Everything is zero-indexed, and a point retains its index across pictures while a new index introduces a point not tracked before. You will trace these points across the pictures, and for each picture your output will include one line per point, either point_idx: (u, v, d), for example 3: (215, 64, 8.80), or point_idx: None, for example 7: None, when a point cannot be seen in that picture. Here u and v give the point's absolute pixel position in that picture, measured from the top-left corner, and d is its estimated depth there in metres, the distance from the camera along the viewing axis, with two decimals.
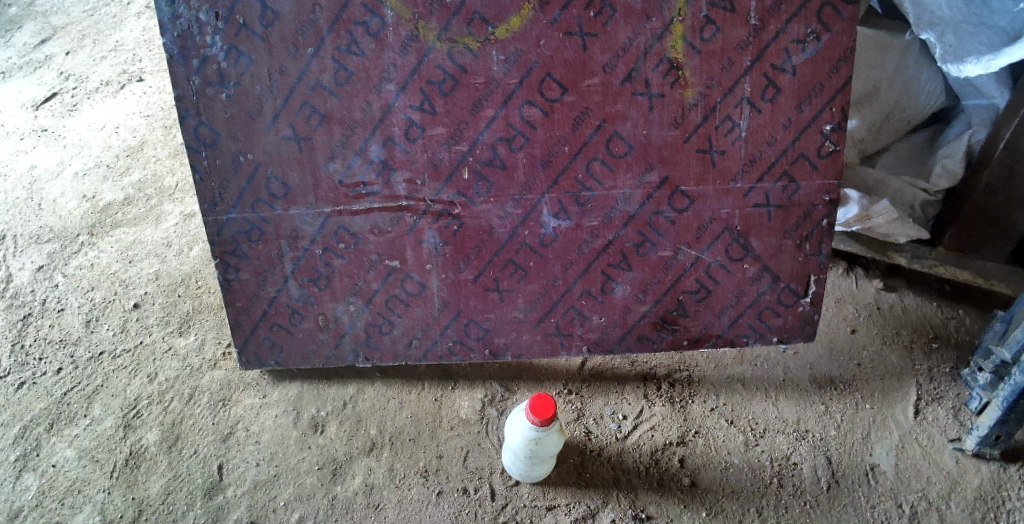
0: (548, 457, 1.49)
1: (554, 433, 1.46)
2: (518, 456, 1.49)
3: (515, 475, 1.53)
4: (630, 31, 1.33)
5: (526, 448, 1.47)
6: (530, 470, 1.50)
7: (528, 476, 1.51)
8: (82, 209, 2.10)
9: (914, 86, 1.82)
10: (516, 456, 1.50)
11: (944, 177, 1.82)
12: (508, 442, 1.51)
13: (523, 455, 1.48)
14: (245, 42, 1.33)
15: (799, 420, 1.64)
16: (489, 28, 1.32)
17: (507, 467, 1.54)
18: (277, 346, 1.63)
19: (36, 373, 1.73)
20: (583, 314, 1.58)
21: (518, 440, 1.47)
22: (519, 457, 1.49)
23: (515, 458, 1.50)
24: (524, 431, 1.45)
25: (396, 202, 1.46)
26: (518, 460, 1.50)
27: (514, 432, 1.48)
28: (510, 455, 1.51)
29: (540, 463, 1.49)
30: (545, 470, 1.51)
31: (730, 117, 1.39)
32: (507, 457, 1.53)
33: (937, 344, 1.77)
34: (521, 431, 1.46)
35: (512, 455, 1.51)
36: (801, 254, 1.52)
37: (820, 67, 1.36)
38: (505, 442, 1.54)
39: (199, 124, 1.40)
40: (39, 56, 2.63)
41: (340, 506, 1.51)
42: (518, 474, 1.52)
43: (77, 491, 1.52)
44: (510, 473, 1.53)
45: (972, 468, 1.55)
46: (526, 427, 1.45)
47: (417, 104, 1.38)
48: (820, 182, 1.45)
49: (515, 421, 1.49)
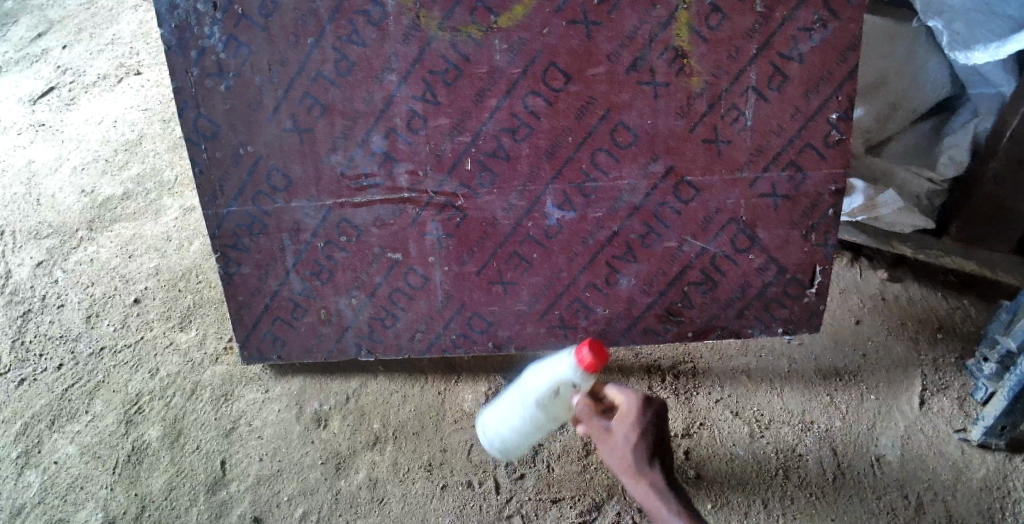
0: (547, 430, 1.35)
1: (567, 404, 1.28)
2: (513, 415, 1.35)
3: (485, 438, 1.43)
4: (637, 20, 1.31)
5: (532, 410, 1.31)
6: (511, 441, 1.39)
7: (501, 449, 1.41)
8: (80, 204, 2.08)
9: (919, 75, 1.78)
10: (510, 413, 1.36)
11: (951, 167, 1.77)
12: (510, 393, 1.37)
13: (521, 417, 1.34)
14: (244, 32, 1.32)
15: (805, 412, 1.63)
16: (493, 16, 1.31)
17: (480, 427, 1.44)
18: (280, 340, 1.62)
19: (36, 370, 1.72)
20: (588, 306, 1.57)
21: (528, 397, 1.30)
22: (513, 418, 1.35)
23: (508, 416, 1.36)
24: (544, 389, 1.27)
25: (399, 194, 1.45)
26: (506, 421, 1.37)
27: (528, 385, 1.30)
28: (502, 408, 1.38)
29: (530, 434, 1.36)
30: (528, 445, 1.40)
31: (736, 107, 1.37)
32: (495, 410, 1.40)
33: (942, 334, 1.76)
34: (540, 389, 1.28)
35: (504, 412, 1.37)
36: (808, 245, 1.51)
37: (827, 54, 1.34)
38: (519, 384, 1.35)
39: (198, 117, 1.38)
40: (36, 50, 2.61)
41: (344, 501, 1.50)
42: (488, 444, 1.43)
43: (79, 488, 1.52)
44: (483, 432, 1.43)
45: (978, 458, 1.55)
46: (550, 386, 1.26)
47: (419, 95, 1.37)
48: (828, 171, 1.44)
49: (535, 370, 1.30)
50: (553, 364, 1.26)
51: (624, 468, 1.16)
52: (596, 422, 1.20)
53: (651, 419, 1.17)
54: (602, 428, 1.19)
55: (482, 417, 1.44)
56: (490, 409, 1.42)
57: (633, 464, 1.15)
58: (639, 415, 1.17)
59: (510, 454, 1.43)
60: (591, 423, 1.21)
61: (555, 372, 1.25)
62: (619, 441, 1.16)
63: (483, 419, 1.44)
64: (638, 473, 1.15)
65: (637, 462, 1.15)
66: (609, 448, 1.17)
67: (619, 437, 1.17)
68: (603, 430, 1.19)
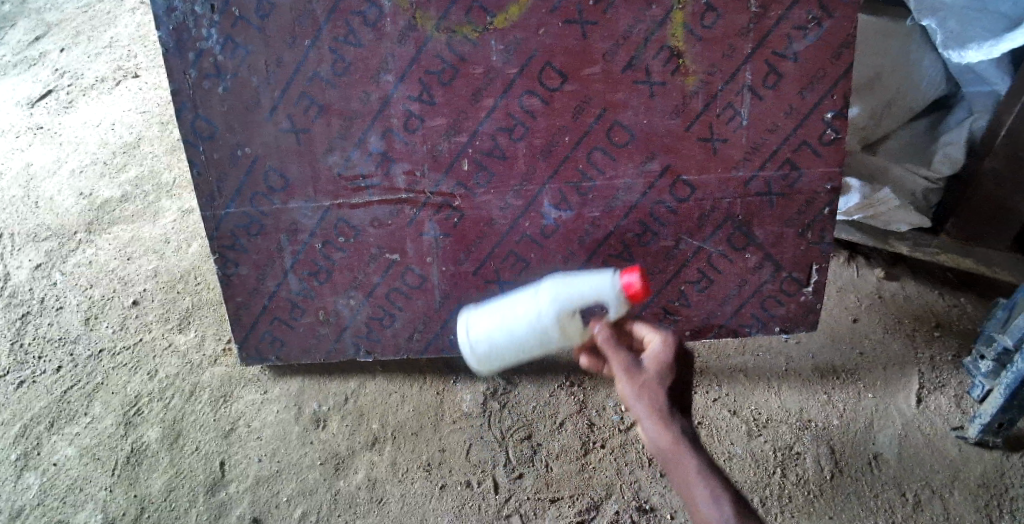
0: (546, 349, 1.24)
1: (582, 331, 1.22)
2: (519, 318, 1.24)
3: (468, 341, 1.27)
4: (632, 19, 1.32)
5: (549, 317, 1.23)
6: (499, 350, 1.25)
7: (481, 356, 1.26)
8: (79, 207, 2.08)
9: (914, 72, 1.79)
10: (517, 316, 1.25)
11: (946, 164, 1.79)
12: (518, 300, 1.29)
13: (530, 322, 1.23)
14: (242, 33, 1.32)
15: (803, 410, 1.63)
16: (489, 16, 1.31)
17: (462, 329, 1.29)
18: (278, 341, 1.62)
19: (35, 372, 1.72)
20: None
21: (553, 301, 1.25)
22: (520, 321, 1.24)
23: (512, 318, 1.25)
24: (576, 297, 1.25)
25: (396, 194, 1.45)
26: (507, 324, 1.25)
27: (556, 292, 1.26)
28: (503, 314, 1.27)
29: (525, 347, 1.24)
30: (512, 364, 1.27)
31: (732, 105, 1.38)
32: (492, 315, 1.28)
33: (939, 332, 1.76)
34: (572, 296, 1.25)
35: (507, 315, 1.26)
36: (804, 243, 1.51)
37: (822, 52, 1.35)
38: (537, 295, 1.29)
39: (195, 118, 1.39)
40: (33, 53, 2.62)
41: (343, 501, 1.50)
42: (469, 349, 1.26)
43: (78, 489, 1.52)
44: (467, 334, 1.28)
45: (975, 456, 1.55)
46: (585, 295, 1.24)
47: (416, 95, 1.37)
48: (823, 169, 1.44)
49: (565, 283, 1.28)
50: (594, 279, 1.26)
51: (649, 409, 0.99)
52: (619, 356, 1.05)
53: (682, 369, 1.04)
54: (629, 362, 1.04)
55: (468, 321, 1.30)
56: (482, 316, 1.30)
57: (661, 409, 0.98)
58: (672, 362, 1.04)
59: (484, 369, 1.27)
60: (613, 357, 1.06)
61: (597, 283, 1.24)
62: (647, 380, 1.01)
63: (469, 323, 1.30)
64: (665, 418, 0.98)
65: (665, 408, 0.98)
66: (633, 384, 1.01)
67: (648, 376, 1.02)
68: (629, 364, 1.04)
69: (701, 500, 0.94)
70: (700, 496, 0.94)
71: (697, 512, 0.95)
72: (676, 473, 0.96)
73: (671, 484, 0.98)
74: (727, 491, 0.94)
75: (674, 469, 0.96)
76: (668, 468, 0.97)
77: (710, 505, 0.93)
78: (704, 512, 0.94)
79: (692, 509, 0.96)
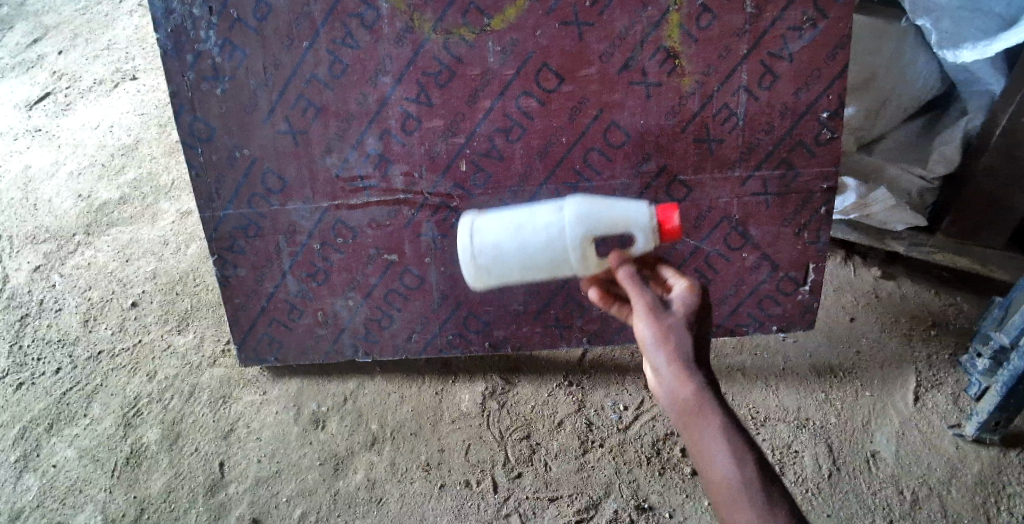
0: (555, 265, 1.17)
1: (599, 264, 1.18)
2: (536, 235, 1.16)
3: (472, 253, 1.18)
4: (628, 20, 1.32)
5: (570, 243, 1.15)
6: (504, 268, 1.18)
7: (484, 271, 1.18)
8: (77, 209, 2.08)
9: (909, 71, 1.79)
10: (534, 233, 1.16)
11: (941, 164, 1.78)
12: (538, 211, 1.18)
13: (545, 243, 1.15)
14: (239, 35, 1.34)
15: (800, 409, 1.64)
16: (485, 18, 1.32)
17: (469, 232, 1.20)
18: (277, 342, 1.63)
19: (34, 374, 1.73)
20: (583, 304, 1.57)
21: (579, 223, 1.15)
22: (536, 241, 1.16)
23: (527, 233, 1.16)
24: (605, 224, 1.15)
25: (394, 195, 1.46)
26: (520, 242, 1.16)
27: (584, 211, 1.15)
28: (517, 226, 1.17)
29: (533, 270, 1.18)
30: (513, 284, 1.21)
31: (727, 105, 1.39)
32: (505, 224, 1.18)
33: (936, 330, 1.77)
34: (600, 221, 1.15)
35: (522, 230, 1.16)
36: (800, 242, 1.52)
37: (817, 52, 1.35)
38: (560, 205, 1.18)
39: (193, 120, 1.40)
40: (32, 56, 2.62)
41: (342, 501, 1.51)
42: (470, 256, 1.18)
43: (77, 491, 1.53)
44: (471, 245, 1.18)
45: (973, 454, 1.56)
46: (615, 225, 1.15)
47: (413, 96, 1.38)
48: (819, 169, 1.45)
49: (596, 202, 1.17)
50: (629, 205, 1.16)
51: (672, 358, 0.94)
52: (643, 297, 1.00)
53: (707, 317, 1.00)
54: (654, 304, 0.99)
55: (477, 227, 1.20)
56: (492, 222, 1.20)
57: (685, 358, 0.94)
58: (699, 309, 0.99)
59: (481, 285, 1.21)
60: (638, 297, 1.00)
61: (632, 213, 1.14)
62: (673, 325, 0.96)
63: (477, 230, 1.20)
64: (689, 370, 0.93)
65: (690, 357, 0.94)
66: (657, 329, 0.96)
67: (674, 321, 0.97)
68: (654, 306, 0.98)
69: (718, 459, 0.92)
70: (717, 454, 0.92)
71: (711, 470, 0.92)
72: (694, 427, 0.93)
73: (685, 437, 0.95)
74: (750, 451, 0.92)
75: (693, 421, 0.93)
76: (686, 420, 0.94)
77: (729, 465, 0.91)
78: (719, 471, 0.91)
79: (705, 466, 0.93)
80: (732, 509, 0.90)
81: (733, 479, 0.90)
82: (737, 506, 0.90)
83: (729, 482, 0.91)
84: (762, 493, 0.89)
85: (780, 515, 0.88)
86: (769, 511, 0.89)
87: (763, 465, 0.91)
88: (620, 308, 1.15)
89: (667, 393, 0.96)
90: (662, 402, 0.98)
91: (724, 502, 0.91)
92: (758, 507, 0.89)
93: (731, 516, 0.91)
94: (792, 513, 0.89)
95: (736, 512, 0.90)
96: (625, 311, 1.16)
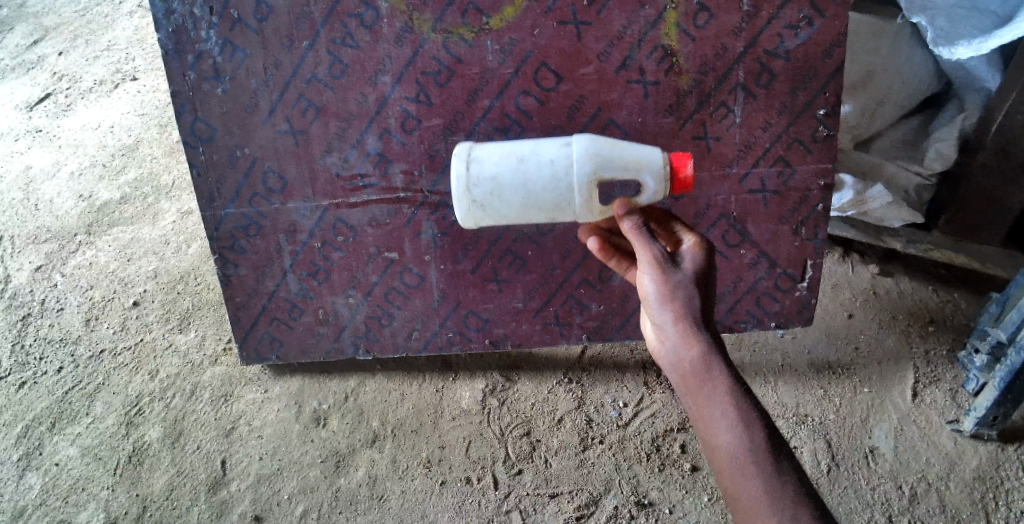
0: (557, 200, 1.20)
1: (598, 211, 1.21)
2: (538, 171, 1.19)
3: (470, 184, 1.21)
4: (625, 19, 1.34)
5: (572, 182, 1.18)
6: (504, 202, 1.21)
7: (479, 205, 1.21)
8: (78, 209, 2.09)
9: (906, 70, 1.75)
10: (536, 169, 1.19)
11: (938, 162, 1.78)
12: (543, 147, 1.21)
13: (550, 179, 1.19)
14: (240, 36, 1.35)
15: (799, 405, 1.65)
16: (484, 18, 1.34)
17: (473, 159, 1.22)
18: (278, 341, 1.63)
19: (36, 373, 1.74)
20: (582, 302, 1.59)
21: (583, 162, 1.18)
22: (538, 177, 1.19)
23: (532, 168, 1.19)
24: (610, 167, 1.18)
25: (393, 194, 1.47)
26: (521, 178, 1.19)
27: (592, 149, 1.18)
28: (519, 160, 1.20)
29: (531, 208, 1.21)
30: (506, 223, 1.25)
31: (725, 103, 1.40)
32: (506, 157, 1.21)
33: (934, 327, 1.77)
34: (606, 163, 1.18)
35: (524, 165, 1.19)
36: (798, 239, 1.53)
37: (814, 50, 1.37)
38: (573, 141, 1.20)
39: (194, 120, 1.41)
40: (32, 57, 2.63)
41: (344, 498, 1.52)
42: (473, 185, 1.21)
43: (80, 489, 1.54)
44: (470, 175, 1.21)
45: (970, 449, 1.57)
46: (621, 169, 1.18)
47: (412, 96, 1.39)
48: (816, 166, 1.46)
49: (603, 144, 1.20)
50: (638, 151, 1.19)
51: (680, 316, 0.99)
52: (651, 251, 1.05)
53: (712, 277, 1.05)
54: (662, 259, 1.03)
55: (477, 157, 1.22)
56: (493, 153, 1.22)
57: (691, 317, 0.99)
58: (704, 270, 1.05)
59: (473, 221, 1.25)
60: (643, 252, 1.05)
61: (641, 158, 1.17)
62: (681, 282, 1.01)
63: (477, 160, 1.21)
64: (695, 330, 0.99)
65: (696, 316, 0.99)
66: (665, 286, 1.01)
67: (681, 279, 1.01)
68: (662, 262, 1.03)
69: (722, 420, 0.96)
70: (722, 416, 0.96)
71: (713, 431, 0.97)
72: (699, 387, 0.98)
73: (686, 397, 1.00)
74: (754, 414, 0.96)
75: (697, 380, 0.98)
76: (690, 380, 0.98)
77: (732, 428, 0.95)
78: (722, 433, 0.96)
79: (706, 427, 0.98)
80: (733, 471, 0.95)
81: (736, 442, 0.95)
82: (740, 468, 0.94)
83: (733, 445, 0.95)
84: (766, 456, 0.94)
85: (785, 482, 0.93)
86: (774, 474, 0.93)
87: (768, 430, 0.96)
88: (619, 260, 1.20)
89: (672, 353, 1.00)
90: (664, 361, 1.02)
91: (726, 465, 0.95)
92: (763, 471, 0.93)
93: (731, 477, 0.95)
94: (797, 481, 0.94)
95: (737, 475, 0.94)
96: (623, 264, 1.21)
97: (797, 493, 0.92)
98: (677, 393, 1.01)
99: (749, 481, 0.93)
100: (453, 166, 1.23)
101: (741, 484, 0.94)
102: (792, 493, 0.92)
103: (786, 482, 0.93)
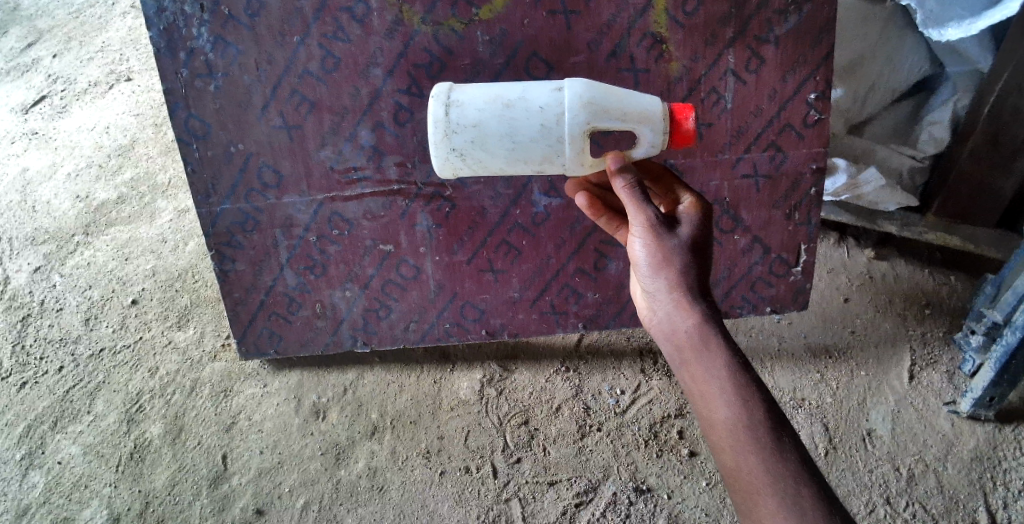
0: (546, 152, 1.17)
1: (590, 164, 1.19)
2: (526, 120, 1.16)
3: (449, 131, 1.17)
4: (614, 8, 1.35)
5: (561, 134, 1.15)
6: (487, 152, 1.18)
7: (459, 154, 1.19)
8: (76, 209, 2.10)
9: (896, 55, 1.76)
10: (523, 117, 1.16)
11: (930, 144, 1.79)
12: (531, 93, 1.17)
13: (539, 131, 1.16)
14: (232, 32, 1.36)
15: (795, 389, 1.66)
16: (474, 9, 1.35)
17: (459, 105, 1.18)
18: (276, 336, 1.64)
19: (37, 373, 1.75)
20: (577, 291, 1.60)
21: (577, 111, 1.14)
22: (524, 127, 1.16)
23: (520, 118, 1.16)
24: (606, 119, 1.15)
25: (388, 186, 1.47)
26: (506, 127, 1.16)
27: (590, 100, 1.14)
28: (505, 106, 1.17)
29: (515, 159, 1.19)
30: (488, 173, 1.23)
31: (715, 90, 1.41)
32: (491, 102, 1.17)
33: (930, 310, 1.78)
34: (601, 114, 1.14)
35: (510, 113, 1.16)
36: (791, 225, 1.54)
37: (801, 37, 1.38)
38: (569, 87, 1.15)
39: (188, 117, 1.41)
40: (26, 60, 2.64)
41: (344, 490, 1.53)
42: (457, 135, 1.17)
43: (83, 486, 1.55)
44: (450, 122, 1.17)
45: (968, 430, 1.58)
46: (617, 121, 1.14)
47: (404, 88, 1.40)
48: (807, 151, 1.47)
49: (600, 92, 1.15)
50: (638, 102, 1.15)
51: (674, 285, 1.01)
52: (645, 216, 1.05)
53: (708, 244, 1.06)
54: (657, 225, 1.04)
55: (460, 101, 1.18)
56: (479, 97, 1.18)
57: (685, 287, 1.01)
58: (699, 236, 1.06)
59: (452, 170, 1.22)
60: (637, 218, 1.05)
61: (640, 112, 1.14)
62: (676, 250, 1.03)
63: (459, 104, 1.18)
64: (691, 299, 1.01)
65: (692, 286, 1.01)
66: (660, 253, 1.03)
67: (676, 247, 1.03)
68: (658, 228, 1.04)
69: (720, 393, 0.97)
70: (719, 388, 0.97)
71: (711, 405, 0.97)
72: (696, 358, 0.99)
73: (683, 368, 1.01)
74: (753, 389, 0.96)
75: (692, 350, 0.99)
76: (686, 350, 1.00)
77: (730, 401, 0.96)
78: (721, 407, 0.96)
79: (704, 400, 0.98)
80: (733, 445, 0.95)
81: (736, 416, 0.95)
82: (738, 444, 0.95)
83: (732, 419, 0.95)
84: (766, 432, 0.94)
85: (785, 458, 0.93)
86: (776, 453, 0.93)
87: (767, 403, 0.96)
88: (608, 218, 1.21)
89: (668, 322, 1.02)
90: (658, 330, 1.04)
91: (725, 439, 0.96)
92: (763, 450, 0.94)
93: (731, 452, 0.95)
94: (798, 457, 0.94)
95: (738, 450, 0.95)
96: (612, 223, 1.22)
97: (798, 469, 0.92)
98: (673, 364, 1.02)
99: (748, 458, 0.94)
100: (432, 110, 1.19)
101: (743, 459, 0.94)
102: (793, 472, 0.92)
103: (788, 459, 0.93)
